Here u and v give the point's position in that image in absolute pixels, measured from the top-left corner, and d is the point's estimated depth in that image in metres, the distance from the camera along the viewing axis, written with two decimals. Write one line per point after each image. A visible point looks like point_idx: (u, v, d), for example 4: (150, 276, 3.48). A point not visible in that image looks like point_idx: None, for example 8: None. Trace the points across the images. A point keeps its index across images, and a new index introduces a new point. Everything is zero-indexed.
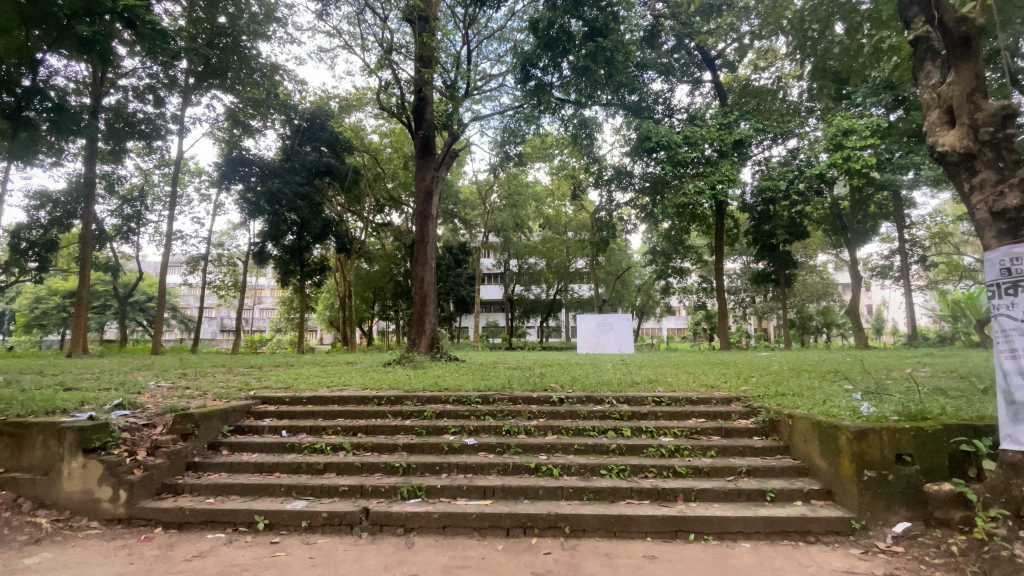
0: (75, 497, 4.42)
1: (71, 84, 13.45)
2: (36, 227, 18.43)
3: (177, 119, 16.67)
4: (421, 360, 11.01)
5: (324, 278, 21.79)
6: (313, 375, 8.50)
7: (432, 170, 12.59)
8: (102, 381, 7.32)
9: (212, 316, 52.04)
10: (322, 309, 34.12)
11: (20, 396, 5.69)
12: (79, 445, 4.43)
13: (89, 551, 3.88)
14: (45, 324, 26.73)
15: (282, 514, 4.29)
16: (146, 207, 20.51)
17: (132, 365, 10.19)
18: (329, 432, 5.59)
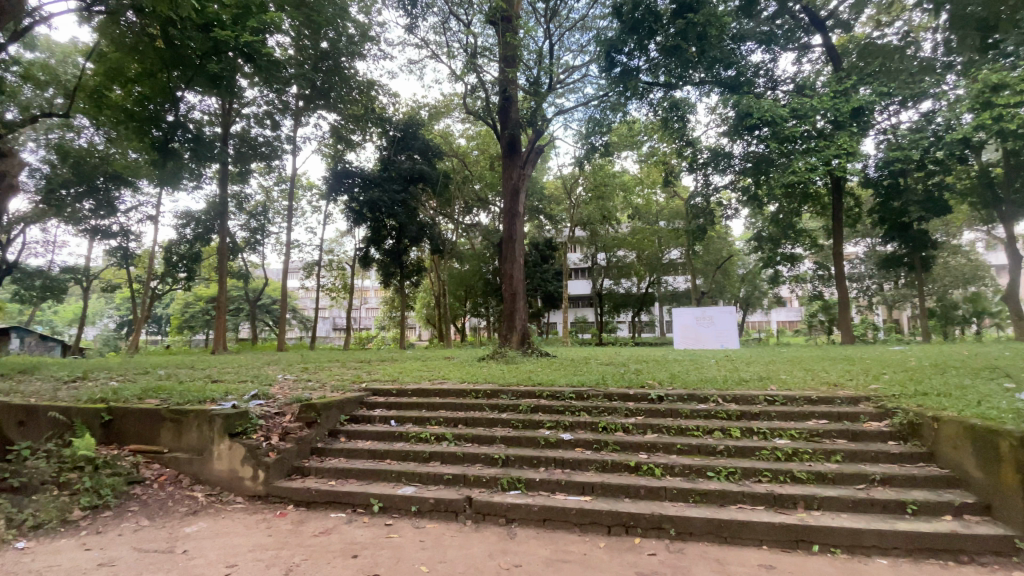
0: (223, 475, 5.07)
1: (206, 116, 15.49)
2: (184, 242, 21.51)
3: (291, 140, 18.50)
4: (514, 356, 11.17)
5: (421, 278, 23.01)
6: (415, 370, 8.98)
7: (518, 168, 12.68)
8: (241, 375, 8.34)
9: (326, 315, 57.49)
10: (419, 307, 36.05)
11: (180, 387, 6.67)
12: (226, 430, 5.08)
13: (235, 523, 4.43)
14: (194, 325, 31.21)
15: (394, 498, 4.57)
16: (268, 220, 23.03)
17: (263, 360, 11.56)
18: (432, 423, 5.87)
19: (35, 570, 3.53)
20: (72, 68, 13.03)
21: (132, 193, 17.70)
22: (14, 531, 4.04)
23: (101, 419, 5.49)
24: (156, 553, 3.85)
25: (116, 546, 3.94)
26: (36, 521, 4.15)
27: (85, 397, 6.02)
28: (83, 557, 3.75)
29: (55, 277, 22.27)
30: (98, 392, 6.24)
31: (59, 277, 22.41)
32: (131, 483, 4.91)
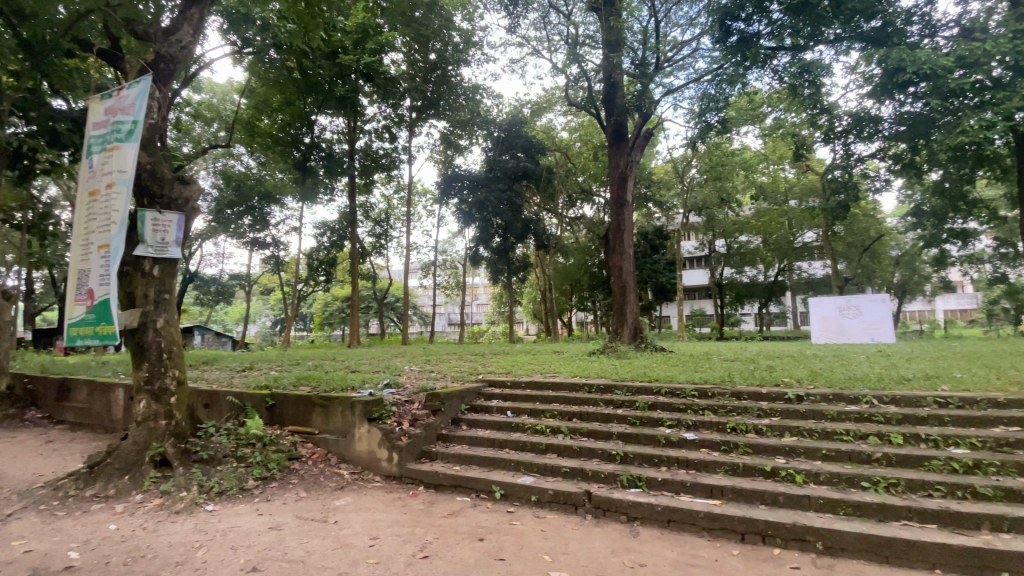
0: (364, 455, 5.62)
1: (335, 135, 17.29)
2: (322, 249, 24.31)
3: (407, 150, 19.89)
4: (626, 350, 10.85)
5: (528, 274, 23.41)
6: (528, 363, 9.17)
7: (626, 155, 12.30)
8: (375, 366, 9.20)
9: (443, 312, 61.30)
10: (527, 302, 36.75)
11: (326, 376, 7.55)
12: (365, 415, 5.63)
13: (375, 500, 4.88)
14: (332, 322, 35.18)
15: (515, 487, 4.69)
16: (390, 225, 25.06)
17: (391, 353, 12.64)
18: (548, 415, 5.93)
19: (223, 528, 4.22)
20: (230, 104, 15.30)
21: (281, 209, 20.38)
22: (206, 495, 4.86)
23: (266, 403, 6.38)
24: (312, 522, 4.38)
25: (280, 514, 4.56)
26: (222, 488, 4.96)
27: (254, 384, 7.08)
28: (257, 520, 4.41)
29: (227, 283, 26.53)
30: (263, 381, 7.29)
31: (229, 284, 26.65)
32: (290, 459, 5.64)
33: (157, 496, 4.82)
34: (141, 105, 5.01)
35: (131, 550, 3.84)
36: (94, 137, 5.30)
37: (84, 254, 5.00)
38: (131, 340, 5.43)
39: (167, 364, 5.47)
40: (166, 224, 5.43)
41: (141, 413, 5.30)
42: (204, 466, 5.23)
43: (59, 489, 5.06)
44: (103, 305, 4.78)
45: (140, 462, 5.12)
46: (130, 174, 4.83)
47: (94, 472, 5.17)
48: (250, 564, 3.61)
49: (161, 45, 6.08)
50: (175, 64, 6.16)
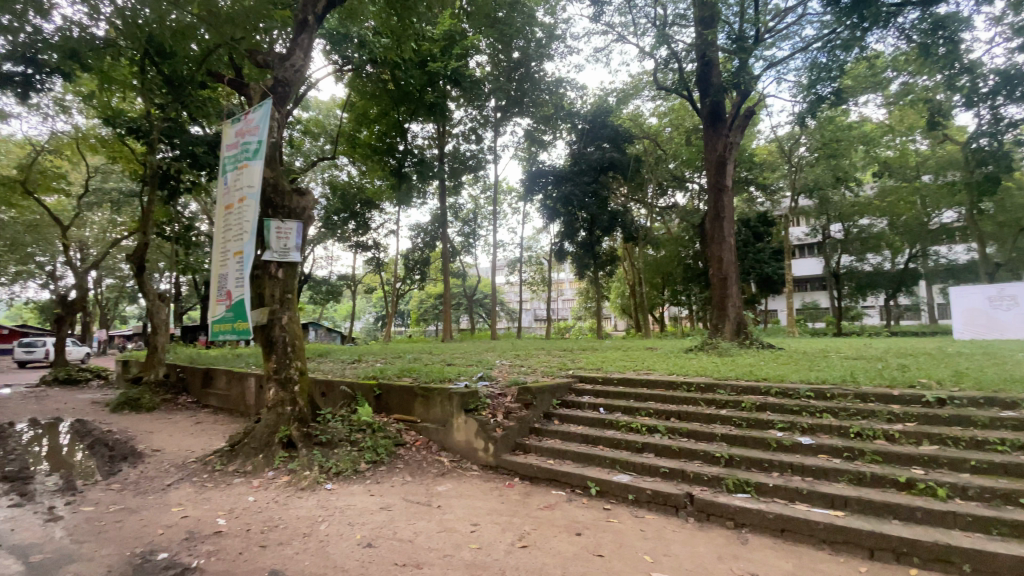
0: (461, 444, 5.85)
1: (426, 140, 18.14)
2: (417, 250, 25.69)
3: (493, 150, 20.32)
4: (727, 347, 10.20)
5: (615, 268, 22.90)
6: (620, 359, 8.96)
7: (723, 138, 11.53)
8: (469, 360, 9.55)
9: (529, 308, 62.11)
10: (615, 297, 35.96)
11: (426, 369, 7.98)
12: (462, 405, 5.88)
13: (475, 488, 5.07)
14: (427, 318, 37.11)
15: (611, 484, 4.62)
16: (478, 224, 25.79)
17: (483, 348, 13.04)
18: (643, 414, 5.75)
19: (340, 506, 4.64)
20: (333, 119, 16.65)
21: (379, 213, 21.83)
22: (326, 475, 5.37)
23: (374, 393, 6.89)
24: (418, 504, 4.66)
25: (389, 495, 4.91)
26: (338, 469, 5.45)
27: (363, 375, 7.68)
28: (369, 500, 4.79)
29: (335, 283, 29.02)
30: (370, 372, 7.88)
31: (337, 284, 29.11)
32: (397, 444, 6.05)
33: (285, 473, 5.42)
34: (264, 126, 5.62)
35: (266, 520, 4.35)
36: (227, 157, 6.05)
37: (222, 261, 5.74)
38: (261, 334, 6.13)
39: (290, 355, 6.11)
40: (287, 231, 6.07)
41: (271, 400, 5.99)
42: (323, 448, 5.78)
43: (208, 463, 5.87)
44: (239, 304, 5.44)
45: (271, 442, 5.78)
46: (257, 188, 5.44)
47: (235, 450, 5.93)
48: (364, 540, 3.93)
49: (278, 71, 6.79)
50: (289, 86, 6.86)
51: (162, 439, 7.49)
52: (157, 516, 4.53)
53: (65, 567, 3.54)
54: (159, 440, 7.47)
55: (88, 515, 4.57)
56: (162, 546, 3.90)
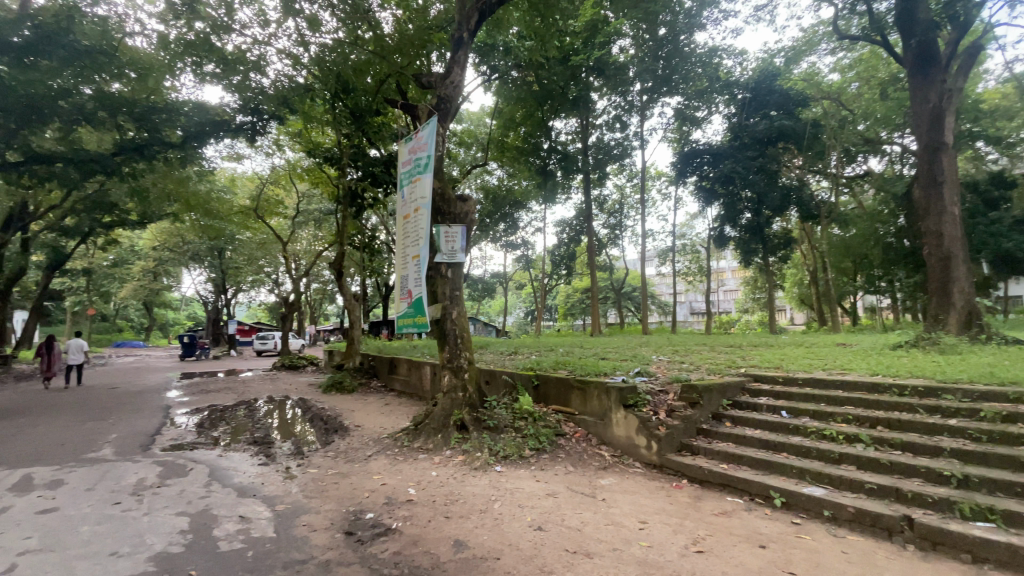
0: (622, 439, 5.74)
1: (570, 134, 18.23)
2: (563, 245, 25.88)
3: (640, 135, 19.54)
4: (951, 342, 8.27)
5: (789, 252, 20.23)
6: (801, 356, 7.89)
7: (937, 84, 9.39)
8: (625, 354, 9.33)
9: (685, 301, 58.57)
10: (789, 286, 31.73)
11: (582, 362, 8.01)
12: (621, 400, 5.76)
13: (640, 485, 4.95)
14: (576, 312, 37.34)
15: (801, 496, 4.09)
16: (624, 215, 25.10)
17: (637, 343, 12.58)
18: (838, 420, 4.98)
19: (510, 488, 4.93)
20: (483, 127, 17.68)
21: (528, 212, 22.62)
22: (495, 457, 5.76)
23: (533, 384, 7.13)
24: (583, 495, 4.73)
25: (554, 483, 5.07)
26: (506, 453, 5.80)
27: (522, 367, 8.04)
28: (536, 485, 5.00)
29: (489, 281, 30.93)
30: (528, 364, 8.20)
31: (491, 282, 31.00)
32: (558, 434, 6.16)
33: (460, 453, 5.95)
34: (432, 142, 6.21)
35: (447, 494, 4.84)
36: (403, 173, 6.82)
37: (403, 264, 6.51)
38: (436, 328, 6.82)
39: (459, 347, 6.69)
40: (453, 235, 6.63)
41: (446, 386, 6.62)
42: (492, 433, 6.20)
43: (397, 440, 6.74)
44: (418, 301, 6.12)
45: (447, 424, 6.40)
46: (429, 198, 6.02)
47: (418, 429, 6.70)
48: (535, 523, 4.10)
49: (441, 89, 7.46)
50: (450, 102, 7.47)
51: (361, 417, 8.84)
52: (363, 481, 5.35)
53: (302, 515, 4.38)
54: (359, 418, 8.82)
55: (314, 476, 5.60)
56: (368, 507, 4.59)
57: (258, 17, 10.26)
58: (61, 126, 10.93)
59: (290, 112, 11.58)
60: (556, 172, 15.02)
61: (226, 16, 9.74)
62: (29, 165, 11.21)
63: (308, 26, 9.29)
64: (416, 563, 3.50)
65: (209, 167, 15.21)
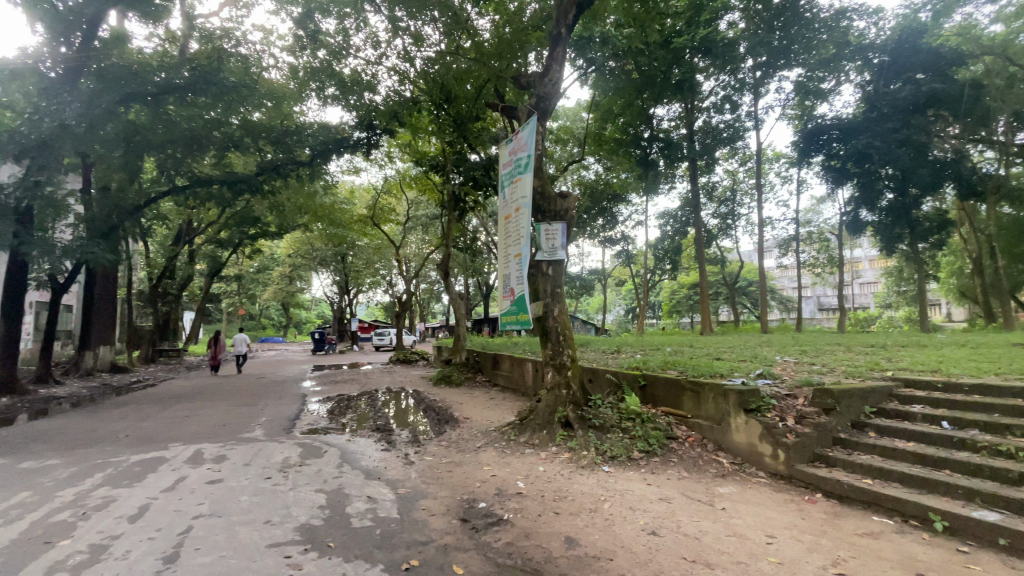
0: (742, 446, 5.32)
1: (673, 121, 17.36)
2: (667, 238, 24.64)
3: (753, 115, 17.99)
4: None
5: (945, 235, 17.28)
6: (966, 359, 6.69)
7: None
8: (741, 354, 8.63)
9: (810, 295, 52.81)
10: (945, 276, 27.11)
11: (694, 362, 7.56)
12: (740, 404, 5.34)
13: (764, 496, 4.55)
14: (683, 309, 35.50)
15: (968, 521, 3.49)
16: (737, 203, 23.30)
17: (755, 342, 11.58)
18: (1020, 434, 4.16)
19: (620, 489, 4.81)
20: (580, 121, 17.45)
21: (628, 206, 21.93)
22: (602, 457, 5.66)
23: (640, 384, 6.86)
24: (699, 502, 4.46)
25: (666, 487, 4.85)
26: (613, 453, 5.67)
27: (627, 366, 7.81)
28: (647, 488, 4.82)
29: (589, 278, 30.53)
30: (635, 363, 7.92)
31: (590, 279, 30.56)
32: (669, 437, 5.87)
33: (566, 451, 5.94)
34: (531, 141, 6.21)
35: (556, 490, 4.86)
36: (504, 174, 6.93)
37: (506, 263, 6.63)
38: (540, 325, 6.88)
39: (563, 345, 6.68)
40: (553, 233, 6.60)
41: (550, 383, 6.65)
42: (598, 432, 6.09)
43: (504, 434, 6.91)
44: (520, 299, 6.19)
45: (552, 421, 6.43)
46: (529, 198, 6.05)
47: (523, 424, 6.81)
48: (649, 527, 3.96)
49: (539, 88, 7.49)
50: (549, 101, 7.48)
51: (468, 410, 9.23)
52: (474, 472, 5.57)
53: (421, 500, 4.67)
54: (468, 411, 9.20)
55: (429, 464, 5.94)
56: (480, 496, 4.76)
57: (370, 39, 11.14)
58: (218, 153, 12.82)
59: (399, 124, 12.42)
60: (659, 161, 14.42)
61: (342, 43, 10.79)
62: (196, 189, 13.31)
63: (414, 42, 9.87)
64: (529, 555, 3.56)
65: (332, 181, 16.87)
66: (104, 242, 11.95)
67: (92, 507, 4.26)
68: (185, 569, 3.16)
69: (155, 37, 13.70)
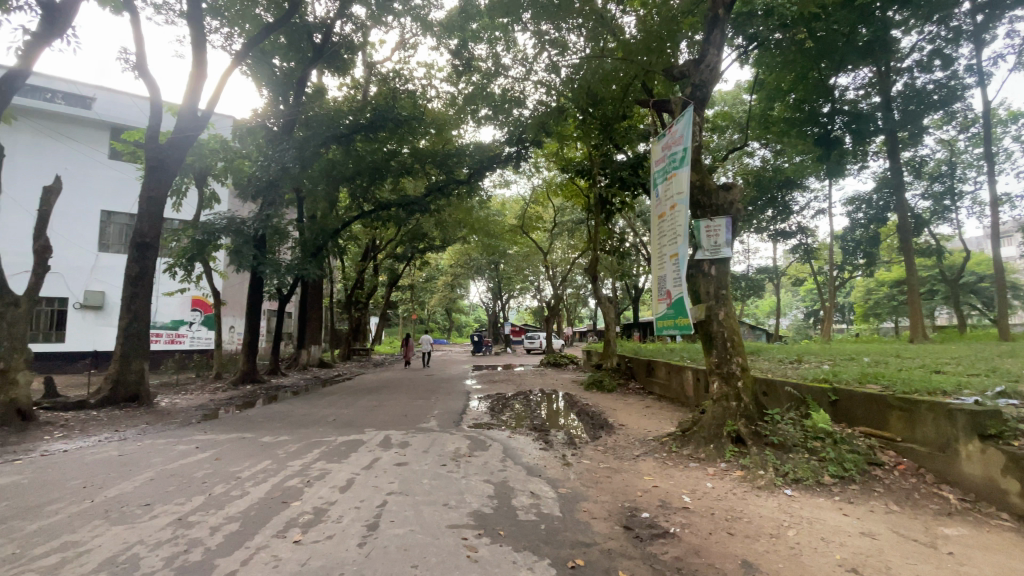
0: (977, 480, 4.26)
1: (859, 91, 14.81)
2: (856, 229, 21.01)
3: (976, 68, 14.40)
4: None
5: None
6: None
7: None
8: (972, 366, 6.91)
9: None
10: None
11: (900, 375, 6.31)
12: (973, 428, 4.29)
13: (1012, 545, 3.59)
14: (881, 311, 29.80)
15: None
16: (957, 178, 18.83)
17: (993, 352, 9.16)
18: None
19: (807, 516, 4.22)
20: (741, 105, 15.85)
21: (803, 194, 19.27)
22: (783, 479, 5.03)
23: (829, 399, 5.92)
24: (915, 542, 3.70)
25: (869, 520, 4.10)
26: (797, 476, 4.99)
27: (811, 377, 6.82)
28: (843, 519, 4.13)
29: (756, 278, 27.51)
30: (820, 374, 6.89)
31: (757, 278, 27.40)
32: (870, 463, 4.96)
33: (738, 468, 5.43)
34: (687, 133, 5.82)
35: (729, 509, 4.46)
36: (657, 171, 6.64)
37: (661, 264, 6.32)
38: (703, 331, 6.42)
39: (731, 352, 6.15)
40: (717, 229, 6.15)
41: (716, 393, 6.16)
42: (776, 450, 5.44)
43: (665, 444, 6.59)
44: (677, 302, 5.83)
45: (720, 435, 5.93)
46: (687, 193, 5.65)
47: (686, 436, 6.42)
48: (847, 564, 3.40)
49: (695, 76, 7.03)
50: (707, 87, 6.95)
51: (624, 417, 9.02)
52: (635, 480, 5.41)
53: (582, 502, 4.70)
54: (624, 417, 9.00)
55: (588, 467, 5.96)
56: (643, 506, 4.60)
57: (518, 57, 11.72)
58: (394, 179, 14.69)
59: (547, 134, 12.82)
60: (843, 139, 12.42)
61: (494, 65, 11.62)
62: (378, 212, 15.44)
63: (560, 52, 10.08)
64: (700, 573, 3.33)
65: (486, 194, 18.04)
66: (314, 261, 14.56)
67: (313, 476, 5.21)
68: (382, 537, 3.67)
69: (345, 87, 16.33)
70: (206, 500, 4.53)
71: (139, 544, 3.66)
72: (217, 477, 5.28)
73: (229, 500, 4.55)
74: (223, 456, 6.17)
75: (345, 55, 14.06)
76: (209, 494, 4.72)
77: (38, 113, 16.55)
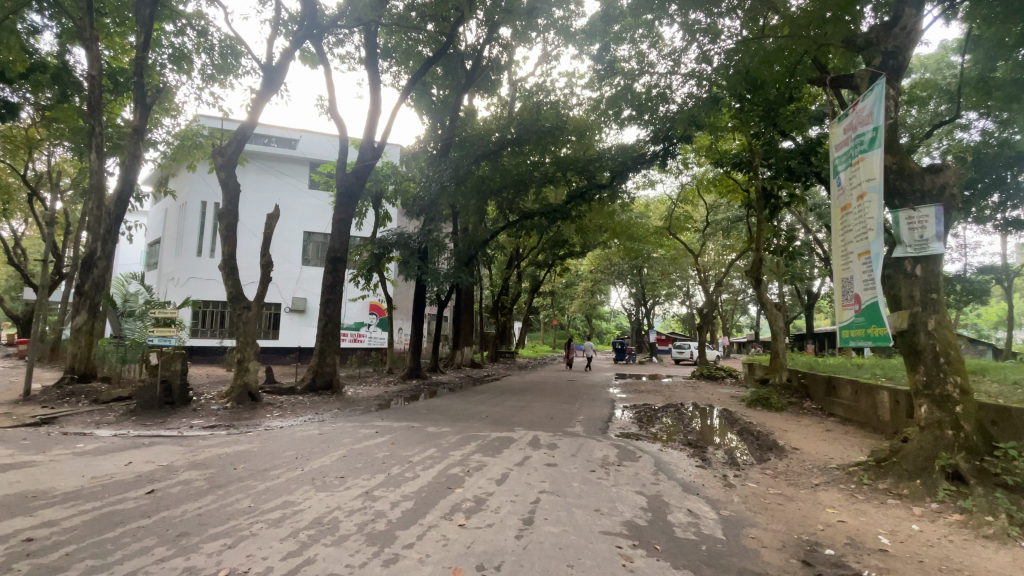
0: None
1: None
2: None
3: None
4: None
5: None
6: None
7: None
8: None
9: None
10: None
11: None
12: None
13: None
14: None
15: None
16: None
17: None
18: None
19: None
20: (949, 68, 12.93)
21: None
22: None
23: None
24: None
25: None
26: None
27: None
28: None
29: (975, 280, 22.09)
30: None
31: (980, 280, 21.83)
32: None
33: (956, 511, 4.39)
34: (878, 109, 4.96)
35: (943, 558, 3.63)
36: (839, 157, 5.76)
37: (846, 265, 5.44)
38: (903, 342, 5.38)
39: (945, 369, 5.04)
40: (923, 220, 5.11)
41: (924, 418, 5.10)
42: (1014, 495, 4.29)
43: (853, 474, 5.63)
44: (870, 308, 4.94)
45: (929, 470, 4.87)
46: (880, 179, 4.81)
47: (882, 468, 5.41)
48: None
49: (886, 44, 6.00)
50: (904, 54, 5.87)
51: (797, 440, 7.95)
52: (813, 511, 4.73)
53: (748, 527, 4.28)
54: (797, 440, 7.93)
55: (754, 491, 5.39)
56: (825, 542, 4.00)
57: (665, 52, 11.25)
58: (538, 189, 15.14)
59: (697, 128, 12.01)
60: None
61: (637, 64, 11.40)
62: (523, 221, 16.05)
63: (711, 39, 9.45)
64: None
65: (629, 197, 17.54)
66: (466, 268, 15.73)
67: (472, 467, 5.62)
68: (538, 532, 3.78)
69: (493, 106, 17.49)
70: (386, 479, 5.18)
71: (338, 509, 4.34)
72: (394, 459, 6.00)
73: (404, 480, 5.14)
74: (397, 441, 7.00)
75: (493, 76, 15.05)
76: (388, 473, 5.39)
77: (262, 156, 20.88)
